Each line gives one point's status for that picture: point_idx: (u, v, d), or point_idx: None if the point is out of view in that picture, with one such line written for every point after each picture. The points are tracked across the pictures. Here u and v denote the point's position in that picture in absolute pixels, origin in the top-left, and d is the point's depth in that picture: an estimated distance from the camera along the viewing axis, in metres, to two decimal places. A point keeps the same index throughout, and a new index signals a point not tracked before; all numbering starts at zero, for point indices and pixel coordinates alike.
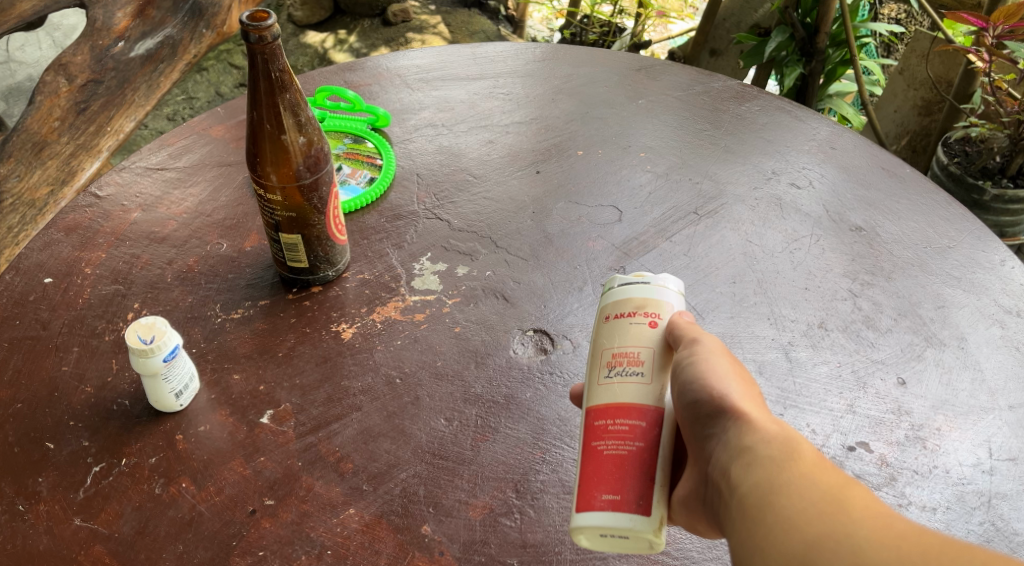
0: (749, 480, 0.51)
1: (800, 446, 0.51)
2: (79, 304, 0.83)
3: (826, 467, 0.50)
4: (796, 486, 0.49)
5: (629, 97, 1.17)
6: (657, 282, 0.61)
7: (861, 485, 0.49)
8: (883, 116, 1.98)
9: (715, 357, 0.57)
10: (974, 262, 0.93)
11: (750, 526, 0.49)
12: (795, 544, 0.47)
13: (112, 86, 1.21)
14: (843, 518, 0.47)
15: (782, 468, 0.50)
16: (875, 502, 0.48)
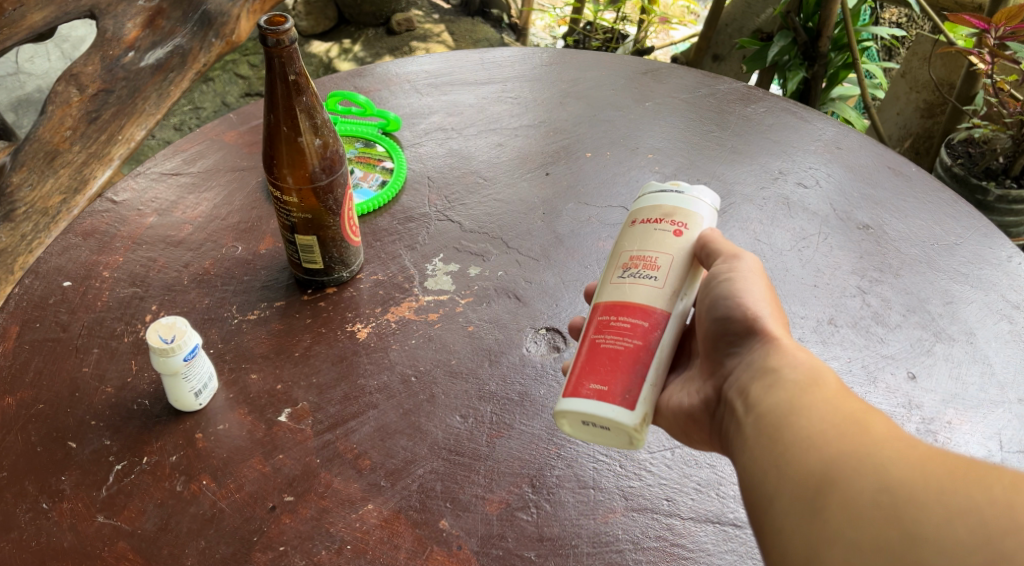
0: (770, 400, 0.56)
1: (823, 373, 0.57)
2: (98, 307, 0.84)
3: (849, 393, 0.55)
4: (819, 407, 0.54)
5: (636, 100, 1.19)
6: (689, 194, 0.66)
7: (884, 412, 0.53)
8: (885, 118, 2.00)
9: (753, 279, 0.63)
10: (982, 259, 0.94)
11: (771, 442, 0.54)
12: (815, 457, 0.51)
13: (123, 95, 1.22)
14: (864, 436, 0.51)
15: (804, 390, 0.55)
16: (896, 429, 0.52)
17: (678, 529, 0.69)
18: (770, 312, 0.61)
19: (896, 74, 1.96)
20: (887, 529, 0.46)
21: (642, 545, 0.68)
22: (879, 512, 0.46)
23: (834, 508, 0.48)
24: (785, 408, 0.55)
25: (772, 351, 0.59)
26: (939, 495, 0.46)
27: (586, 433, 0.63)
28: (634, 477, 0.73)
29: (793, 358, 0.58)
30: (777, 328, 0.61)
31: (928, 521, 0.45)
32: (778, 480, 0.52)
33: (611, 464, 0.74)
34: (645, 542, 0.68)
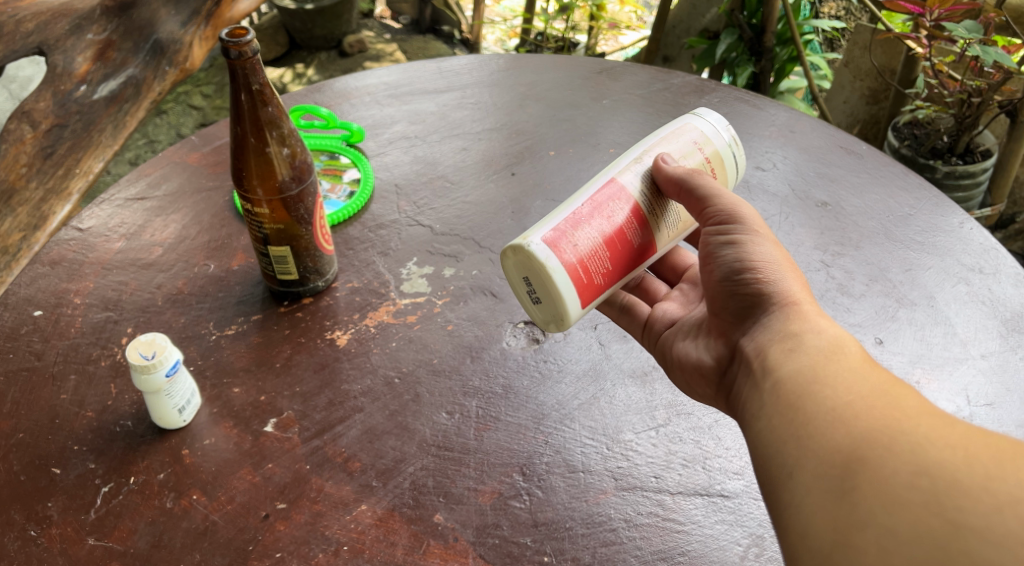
0: (790, 366, 0.59)
1: (848, 344, 0.59)
2: (72, 333, 0.83)
3: (875, 365, 0.57)
4: (847, 382, 0.55)
5: (593, 98, 1.22)
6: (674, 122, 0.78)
7: (916, 391, 0.54)
8: (833, 107, 2.07)
9: (760, 238, 0.68)
10: (936, 227, 0.98)
11: (800, 417, 0.55)
12: (843, 434, 0.51)
13: (78, 129, 1.17)
14: (899, 412, 0.51)
15: (828, 363, 0.57)
16: (932, 409, 0.51)
17: (668, 504, 0.71)
18: (785, 275, 0.66)
19: (840, 64, 2.03)
20: (927, 514, 0.44)
21: (635, 522, 0.69)
22: (919, 496, 0.45)
23: (864, 486, 0.47)
24: (809, 375, 0.57)
25: (793, 315, 0.63)
26: (984, 480, 0.44)
27: (547, 299, 0.69)
28: (622, 458, 0.74)
29: (818, 325, 0.61)
30: (797, 292, 0.65)
31: (974, 509, 0.43)
32: (802, 454, 0.52)
33: (598, 446, 0.75)
34: (637, 519, 0.69)
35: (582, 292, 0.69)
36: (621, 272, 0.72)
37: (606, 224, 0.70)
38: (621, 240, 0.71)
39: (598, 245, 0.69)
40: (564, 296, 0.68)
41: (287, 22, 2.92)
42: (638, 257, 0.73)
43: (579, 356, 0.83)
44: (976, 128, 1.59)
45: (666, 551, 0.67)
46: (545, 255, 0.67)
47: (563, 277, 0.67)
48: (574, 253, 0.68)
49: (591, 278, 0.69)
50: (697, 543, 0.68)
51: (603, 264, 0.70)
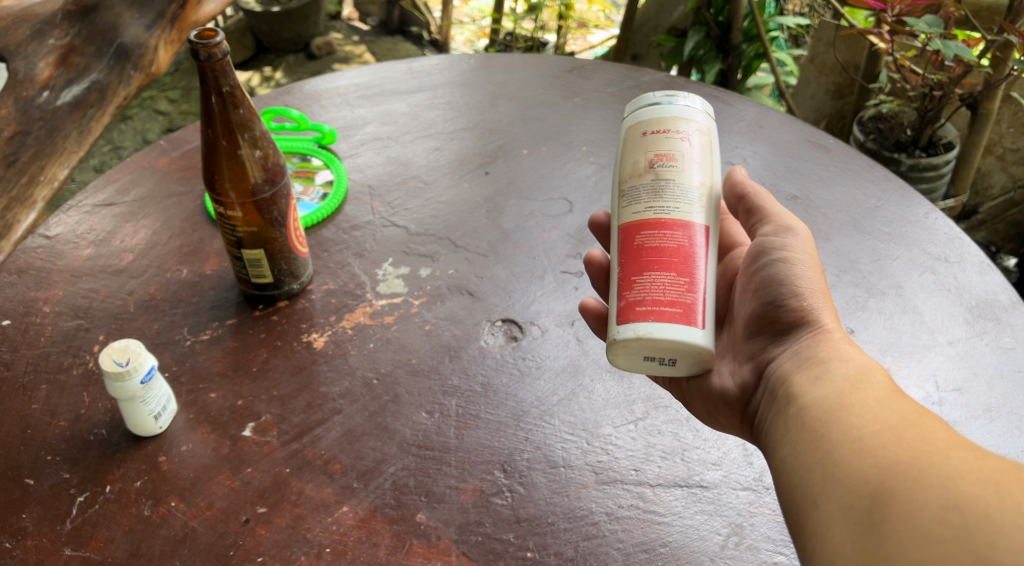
0: (817, 395, 0.60)
1: (875, 375, 0.59)
2: (42, 342, 0.82)
3: (902, 397, 0.57)
4: (873, 411, 0.55)
5: (565, 96, 1.23)
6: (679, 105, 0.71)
7: (944, 422, 0.53)
8: (800, 102, 2.11)
9: (804, 262, 0.68)
10: (902, 217, 1.00)
11: (827, 445, 0.55)
12: (869, 464, 0.51)
13: (42, 136, 1.15)
14: (929, 444, 0.50)
15: (856, 392, 0.58)
16: (960, 441, 0.51)
17: (649, 496, 0.71)
18: (821, 303, 0.67)
19: (805, 61, 2.06)
20: (956, 550, 0.43)
21: (617, 515, 0.70)
22: (947, 531, 0.44)
23: (892, 518, 0.46)
24: (835, 404, 0.58)
25: (823, 342, 0.64)
26: (1017, 516, 0.42)
27: (676, 355, 0.62)
28: (601, 452, 0.75)
29: (846, 354, 0.62)
30: (828, 322, 0.66)
31: (1004, 544, 0.42)
32: (825, 485, 0.52)
33: (578, 441, 0.76)
34: (619, 512, 0.70)
35: (688, 317, 0.62)
36: (695, 267, 0.65)
37: (644, 261, 0.65)
38: (666, 255, 0.65)
39: (656, 277, 0.63)
40: (680, 337, 0.61)
41: (253, 25, 2.89)
42: (694, 244, 0.66)
43: (557, 352, 0.84)
44: (938, 122, 1.62)
45: (647, 542, 0.68)
46: (634, 332, 0.61)
47: (664, 326, 0.61)
48: (647, 306, 0.62)
49: (679, 300, 0.62)
50: (677, 534, 0.69)
51: (674, 281, 0.63)
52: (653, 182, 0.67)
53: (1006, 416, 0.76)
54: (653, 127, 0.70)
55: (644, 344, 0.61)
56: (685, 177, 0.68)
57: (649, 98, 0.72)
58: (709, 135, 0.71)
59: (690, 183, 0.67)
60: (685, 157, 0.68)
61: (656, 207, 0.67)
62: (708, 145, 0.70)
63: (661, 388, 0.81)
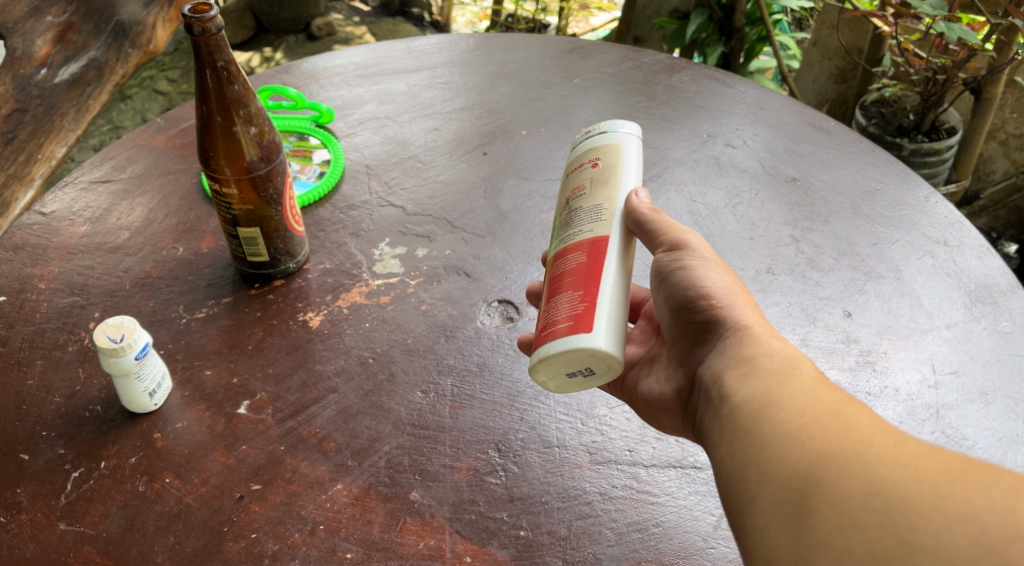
0: (745, 390, 0.57)
1: (801, 364, 0.57)
2: (38, 319, 0.82)
3: (829, 386, 0.55)
4: (799, 404, 0.53)
5: (565, 77, 1.22)
6: (600, 132, 0.72)
7: (868, 410, 0.52)
8: (802, 87, 2.09)
9: (707, 264, 0.66)
10: (902, 201, 0.99)
11: (758, 440, 0.52)
12: (798, 457, 0.49)
13: (39, 114, 1.15)
14: (852, 433, 0.49)
15: (781, 384, 0.56)
16: (883, 427, 0.50)
17: (643, 476, 0.71)
18: (735, 300, 0.64)
19: (808, 44, 2.04)
20: (880, 535, 0.42)
21: (610, 495, 0.70)
22: (872, 517, 0.43)
23: (820, 509, 0.45)
24: (763, 400, 0.55)
25: (746, 340, 0.61)
26: (935, 499, 0.42)
27: (580, 363, 0.60)
28: (596, 432, 0.75)
29: (769, 349, 0.59)
30: (748, 317, 0.63)
31: (925, 528, 0.41)
32: (759, 478, 0.50)
33: (572, 422, 0.76)
34: (613, 492, 0.70)
35: (578, 323, 0.60)
36: (592, 274, 0.62)
37: (552, 287, 0.65)
38: (567, 273, 0.64)
39: (556, 298, 0.63)
40: (567, 343, 0.59)
41: (253, 5, 2.87)
42: (594, 254, 0.64)
43: None
44: (941, 107, 1.61)
45: (641, 522, 0.68)
46: (535, 355, 0.61)
47: (556, 338, 0.60)
48: (546, 327, 0.62)
49: (571, 311, 0.61)
50: (671, 515, 0.69)
51: (569, 297, 0.62)
52: (568, 215, 0.69)
53: (1002, 400, 0.76)
54: (573, 167, 0.72)
55: (545, 364, 0.61)
56: (592, 199, 0.68)
57: (575, 140, 0.74)
58: (623, 150, 0.70)
59: (595, 204, 0.67)
60: (594, 182, 0.69)
61: (567, 235, 0.68)
62: (619, 161, 0.69)
63: None
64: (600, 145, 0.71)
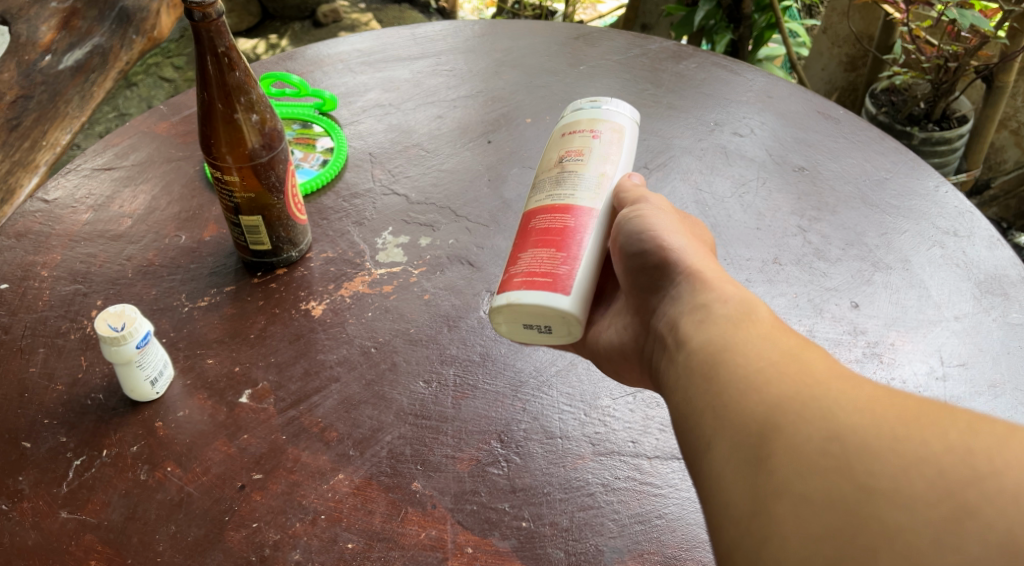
0: (700, 335, 0.55)
1: (756, 307, 0.56)
2: (40, 306, 0.82)
3: (785, 329, 0.54)
4: (756, 347, 0.51)
5: (570, 64, 1.20)
6: (605, 108, 0.74)
7: (824, 352, 0.51)
8: (811, 75, 2.06)
9: (659, 215, 0.66)
10: (912, 190, 0.97)
11: (712, 388, 0.51)
12: (754, 399, 0.48)
13: (44, 101, 1.15)
14: (809, 376, 0.48)
15: (737, 326, 0.54)
16: (839, 369, 0.49)
17: (646, 468, 0.71)
18: (688, 248, 0.63)
19: (818, 31, 2.01)
20: (838, 480, 0.41)
21: (613, 486, 0.69)
22: (829, 462, 0.42)
23: (779, 456, 0.44)
24: (718, 343, 0.53)
25: (698, 284, 0.59)
26: (891, 442, 0.42)
27: (544, 320, 0.65)
28: (599, 423, 0.74)
29: (721, 291, 0.58)
30: (699, 263, 0.62)
31: (881, 470, 0.41)
32: (717, 424, 0.49)
33: (575, 412, 0.75)
34: (615, 484, 0.70)
35: (552, 282, 0.64)
36: (570, 237, 0.66)
37: (530, 240, 0.68)
38: (548, 229, 0.68)
39: (534, 250, 0.66)
40: (538, 299, 0.63)
41: None
42: (577, 219, 0.68)
43: None
44: (952, 95, 1.59)
45: (643, 514, 0.68)
46: (503, 300, 0.65)
47: (529, 291, 0.64)
48: (520, 275, 0.66)
49: (546, 267, 0.65)
50: (673, 506, 0.68)
51: (547, 253, 0.66)
52: (557, 175, 0.72)
53: (1010, 393, 0.75)
54: (570, 132, 0.74)
55: (511, 311, 0.65)
56: (584, 169, 0.70)
57: (576, 104, 0.76)
58: (623, 132, 0.73)
59: (587, 175, 0.70)
60: (591, 152, 0.72)
61: (554, 194, 0.70)
62: (618, 144, 0.73)
63: None
64: (603, 121, 0.73)
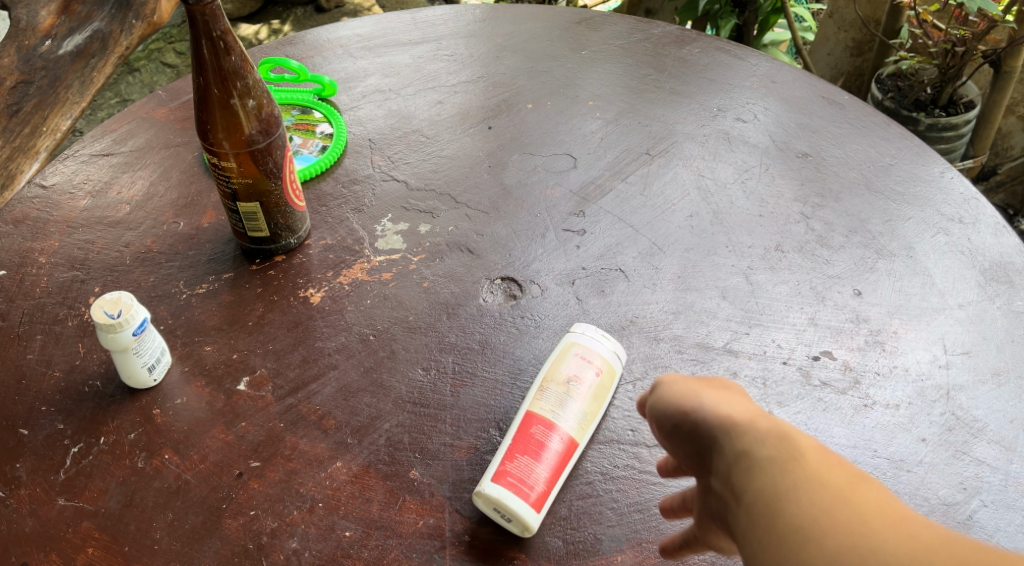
0: (754, 486, 0.45)
1: (796, 436, 0.46)
2: (37, 293, 0.81)
3: (834, 456, 0.45)
4: (802, 489, 0.43)
5: (572, 49, 1.19)
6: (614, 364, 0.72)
7: (880, 484, 0.43)
8: (817, 60, 2.04)
9: (683, 384, 0.54)
10: (916, 176, 0.96)
11: (764, 546, 0.42)
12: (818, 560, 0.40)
13: (44, 86, 1.18)
14: (866, 524, 0.41)
15: (785, 464, 0.45)
16: (898, 506, 0.42)
17: (645, 456, 0.70)
18: (716, 399, 0.51)
19: (824, 16, 1.99)
20: None
21: (612, 475, 0.69)
22: None
23: None
24: (771, 491, 0.44)
25: (736, 431, 0.48)
26: None
27: (513, 523, 0.63)
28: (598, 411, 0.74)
29: (763, 434, 0.47)
30: (737, 409, 0.50)
31: None
32: None
33: None
34: (614, 472, 0.69)
35: (535, 499, 0.63)
36: (561, 467, 0.65)
37: (525, 440, 0.65)
38: (544, 445, 0.65)
39: (528, 464, 0.64)
40: (521, 514, 0.62)
41: None
42: (569, 451, 0.66)
43: (555, 311, 0.82)
44: (959, 80, 1.57)
45: (642, 502, 0.67)
46: (495, 492, 0.62)
47: (516, 499, 0.62)
48: (512, 473, 0.63)
49: (535, 482, 0.63)
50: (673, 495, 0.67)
51: (536, 473, 0.64)
52: (561, 395, 0.68)
53: (1014, 381, 0.74)
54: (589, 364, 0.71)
55: (496, 503, 0.62)
56: (583, 405, 0.69)
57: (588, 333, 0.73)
58: (617, 378, 0.72)
59: (585, 411, 0.69)
60: (592, 391, 0.70)
61: (555, 411, 0.67)
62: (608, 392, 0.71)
63: (661, 347, 0.78)
64: (608, 378, 0.71)
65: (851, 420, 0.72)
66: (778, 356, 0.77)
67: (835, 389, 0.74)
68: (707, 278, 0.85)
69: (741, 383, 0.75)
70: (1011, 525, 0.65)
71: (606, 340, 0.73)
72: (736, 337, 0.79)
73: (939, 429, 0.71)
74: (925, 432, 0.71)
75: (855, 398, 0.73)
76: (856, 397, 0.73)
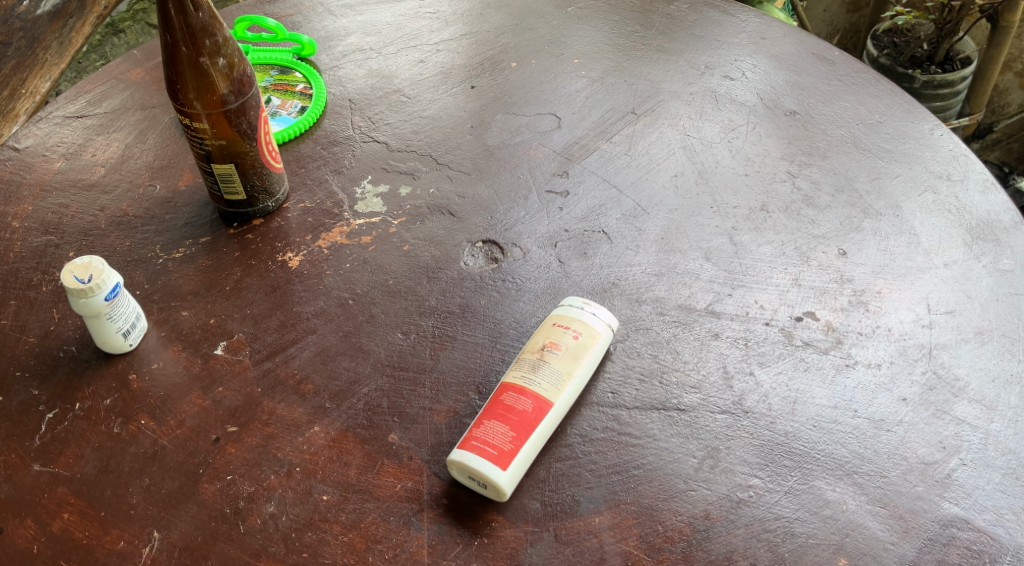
0: None
1: None
2: (11, 258, 0.80)
3: None
4: None
5: (558, 5, 1.16)
6: (594, 325, 0.70)
7: None
8: (813, 16, 1.96)
9: None
10: (906, 134, 0.94)
11: None
12: None
13: (22, 47, 1.18)
14: None
15: None
16: None
17: (624, 418, 0.69)
18: None
19: None
20: None
21: (591, 437, 0.68)
22: None
23: None
24: None
25: None
26: None
27: (486, 486, 0.63)
28: None
29: None
30: None
31: None
32: None
33: None
34: (594, 434, 0.68)
35: (501, 459, 0.62)
36: (531, 426, 0.64)
37: (494, 405, 0.65)
38: (512, 408, 0.65)
39: (493, 426, 0.63)
40: (485, 474, 0.61)
41: None
42: (541, 412, 0.65)
43: (537, 274, 0.81)
44: (957, 35, 1.54)
45: (621, 464, 0.66)
46: (459, 454, 0.63)
47: (479, 460, 0.62)
48: (477, 436, 0.63)
49: (501, 443, 0.63)
50: (651, 457, 0.67)
51: (503, 433, 0.63)
52: (533, 360, 0.68)
53: (998, 339, 0.74)
54: (568, 330, 0.70)
55: (461, 466, 0.62)
56: (557, 367, 0.67)
57: (570, 302, 0.72)
58: (600, 341, 0.70)
59: (559, 373, 0.67)
60: (568, 352, 0.68)
61: (526, 376, 0.67)
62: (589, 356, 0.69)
63: (643, 310, 0.77)
64: (586, 339, 0.69)
65: (832, 380, 0.71)
66: (760, 318, 0.76)
67: (817, 350, 0.74)
68: (691, 239, 0.83)
69: (722, 344, 0.74)
70: (990, 483, 0.65)
71: (588, 305, 0.72)
72: (719, 298, 0.78)
73: (919, 388, 0.71)
74: (906, 392, 0.70)
75: (837, 358, 0.73)
76: (838, 357, 0.73)
